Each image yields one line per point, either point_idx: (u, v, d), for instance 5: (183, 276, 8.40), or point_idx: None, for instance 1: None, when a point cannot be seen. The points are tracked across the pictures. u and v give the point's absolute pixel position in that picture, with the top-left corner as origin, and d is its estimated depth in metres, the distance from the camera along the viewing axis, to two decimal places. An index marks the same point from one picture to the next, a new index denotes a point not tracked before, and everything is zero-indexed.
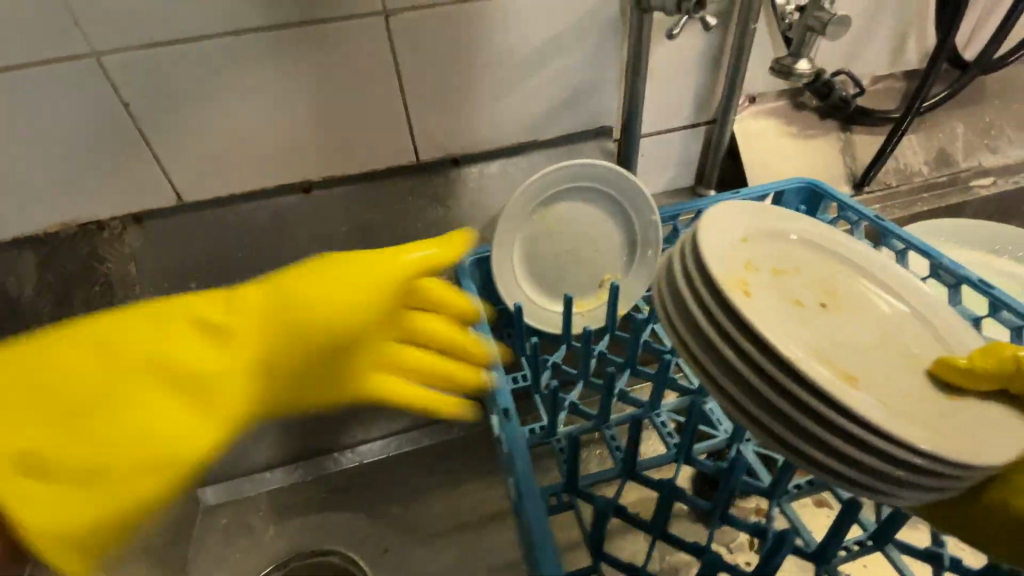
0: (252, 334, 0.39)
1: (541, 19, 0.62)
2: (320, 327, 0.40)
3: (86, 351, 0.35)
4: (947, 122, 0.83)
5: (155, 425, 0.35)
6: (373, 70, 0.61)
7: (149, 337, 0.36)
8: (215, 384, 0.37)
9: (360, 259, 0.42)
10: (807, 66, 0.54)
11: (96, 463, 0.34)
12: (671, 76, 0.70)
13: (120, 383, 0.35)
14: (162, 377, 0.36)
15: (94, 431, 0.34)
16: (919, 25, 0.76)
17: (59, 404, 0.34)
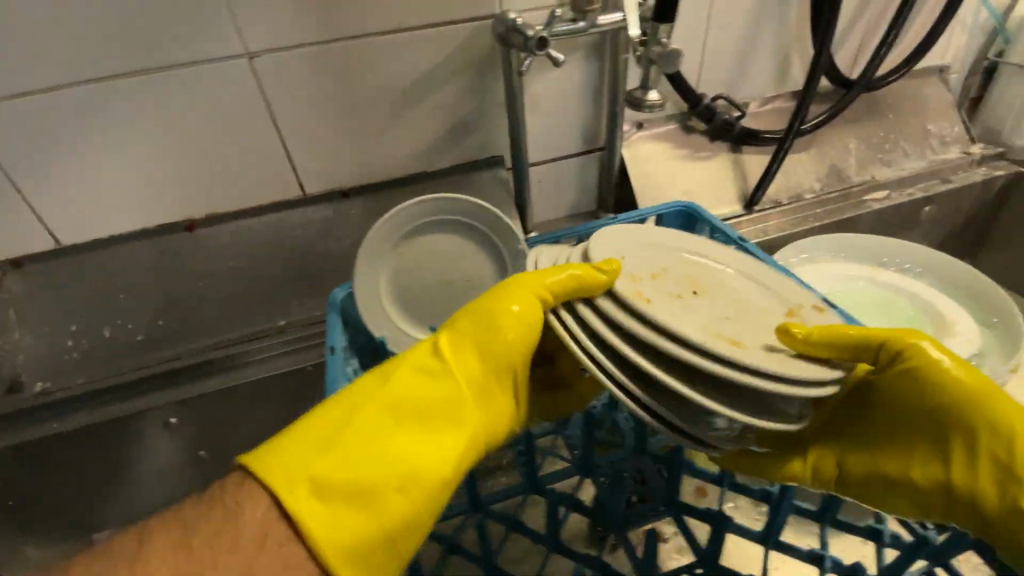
0: (460, 382, 0.41)
1: (411, 55, 0.63)
2: (493, 368, 0.43)
3: (355, 402, 0.39)
4: (837, 139, 0.86)
5: (410, 446, 0.39)
6: (244, 110, 0.62)
7: (392, 380, 0.40)
8: (443, 406, 0.41)
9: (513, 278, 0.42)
10: (656, 98, 0.56)
11: (365, 487, 0.37)
12: (556, 105, 0.72)
13: (380, 429, 0.39)
14: (402, 414, 0.40)
15: (359, 453, 0.37)
16: (800, 47, 0.78)
17: (336, 440, 0.37)
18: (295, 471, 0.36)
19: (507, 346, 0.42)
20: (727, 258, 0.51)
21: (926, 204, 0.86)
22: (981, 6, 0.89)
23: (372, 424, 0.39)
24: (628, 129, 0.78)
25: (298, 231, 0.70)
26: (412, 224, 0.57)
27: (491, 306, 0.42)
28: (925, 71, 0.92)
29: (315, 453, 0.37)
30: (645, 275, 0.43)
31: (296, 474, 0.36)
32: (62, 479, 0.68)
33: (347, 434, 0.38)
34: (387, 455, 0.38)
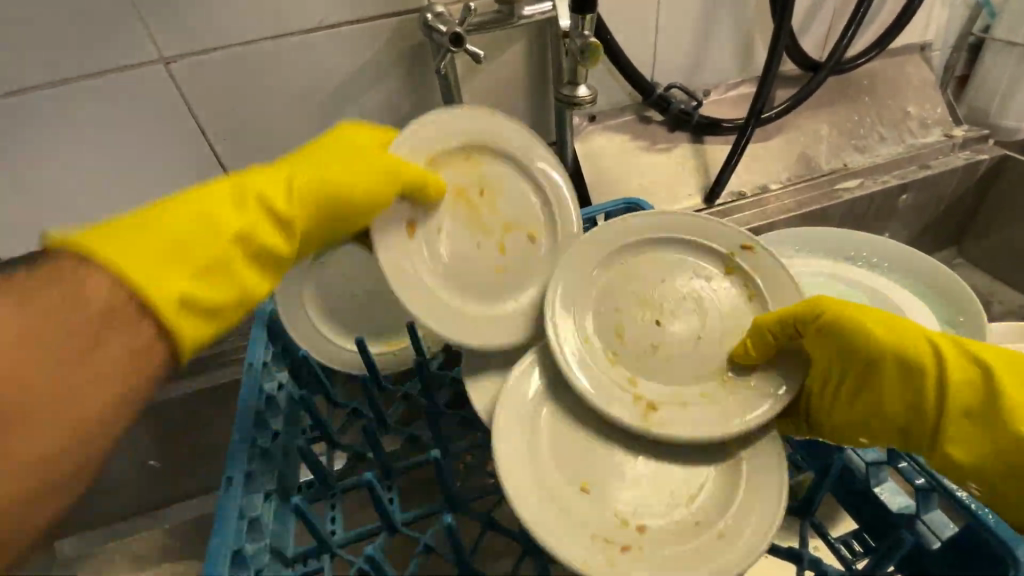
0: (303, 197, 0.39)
1: (336, 55, 0.61)
2: (346, 181, 0.40)
3: (180, 217, 0.35)
4: (807, 126, 0.81)
5: (231, 226, 0.36)
6: (165, 116, 0.60)
7: (229, 204, 0.37)
8: (290, 226, 0.38)
9: (360, 139, 0.44)
10: (587, 93, 0.56)
11: (207, 229, 0.35)
12: (500, 96, 0.68)
13: (208, 220, 0.35)
14: (248, 202, 0.38)
15: (206, 243, 0.35)
16: (760, 29, 0.74)
17: (173, 243, 0.33)
18: (143, 256, 0.32)
19: (365, 178, 0.41)
20: (670, 229, 0.52)
21: (902, 191, 0.82)
22: None
23: (215, 223, 0.35)
24: (579, 123, 0.74)
25: None
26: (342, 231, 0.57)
27: (347, 139, 0.43)
28: (903, 50, 0.87)
29: (160, 233, 0.33)
30: (613, 349, 0.48)
31: (127, 248, 0.32)
32: None
33: (185, 218, 0.35)
34: (223, 235, 0.35)
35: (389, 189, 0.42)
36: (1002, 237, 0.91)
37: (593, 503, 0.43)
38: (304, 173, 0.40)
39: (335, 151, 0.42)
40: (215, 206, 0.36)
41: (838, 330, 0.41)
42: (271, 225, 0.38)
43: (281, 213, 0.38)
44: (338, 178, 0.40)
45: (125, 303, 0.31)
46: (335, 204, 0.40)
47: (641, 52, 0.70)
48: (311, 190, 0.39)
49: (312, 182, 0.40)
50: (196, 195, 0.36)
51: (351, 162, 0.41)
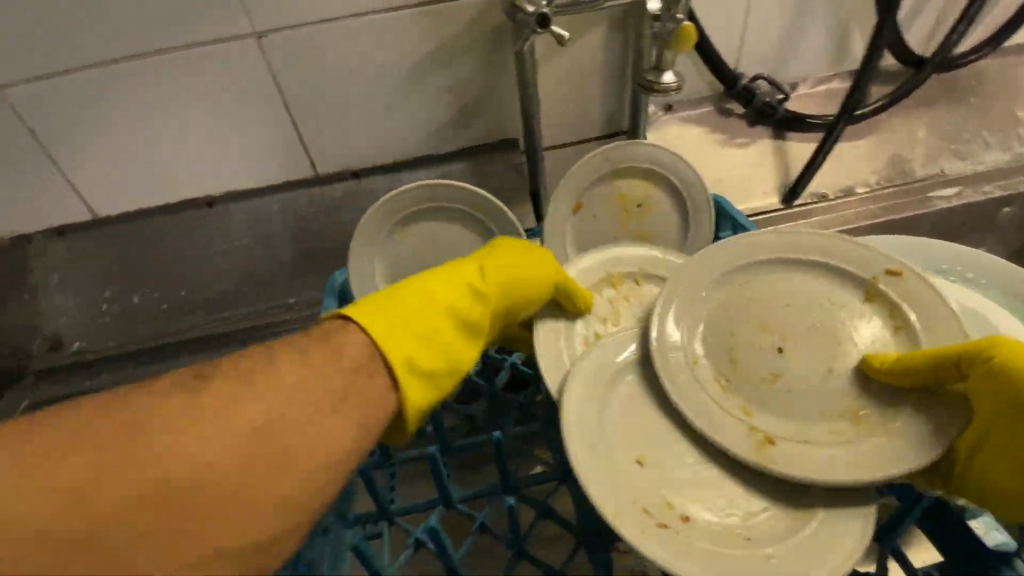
0: (488, 287, 0.49)
1: (418, 33, 0.61)
2: (521, 280, 0.50)
3: (409, 299, 0.45)
4: (902, 126, 0.76)
5: (454, 309, 0.46)
6: (254, 89, 0.62)
7: (440, 292, 0.47)
8: (485, 305, 0.48)
9: (521, 250, 0.52)
10: (672, 79, 0.53)
11: (428, 327, 0.44)
12: (576, 82, 0.67)
13: (429, 308, 0.45)
14: (449, 283, 0.48)
15: (430, 333, 0.44)
16: (861, 21, 0.69)
17: (407, 324, 0.43)
18: (388, 330, 0.42)
19: (529, 280, 0.50)
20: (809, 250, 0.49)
21: (1006, 203, 0.75)
22: None
23: (429, 306, 0.45)
24: (654, 112, 0.72)
25: (309, 209, 0.71)
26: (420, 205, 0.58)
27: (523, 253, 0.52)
28: (1017, 48, 0.80)
29: (391, 310, 0.43)
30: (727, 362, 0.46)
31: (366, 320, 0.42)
32: None
33: (413, 296, 0.45)
34: (440, 320, 0.45)
35: (536, 293, 0.51)
36: None
37: (644, 477, 0.43)
38: (490, 262, 0.50)
39: (523, 257, 0.51)
40: (432, 288, 0.47)
41: (1006, 375, 0.37)
42: (468, 299, 0.48)
43: (472, 281, 0.48)
44: (511, 278, 0.49)
45: (370, 361, 0.40)
46: (511, 276, 0.49)
47: (726, 41, 0.67)
48: (489, 275, 0.49)
49: (490, 273, 0.49)
50: (415, 282, 0.47)
51: (521, 261, 0.51)
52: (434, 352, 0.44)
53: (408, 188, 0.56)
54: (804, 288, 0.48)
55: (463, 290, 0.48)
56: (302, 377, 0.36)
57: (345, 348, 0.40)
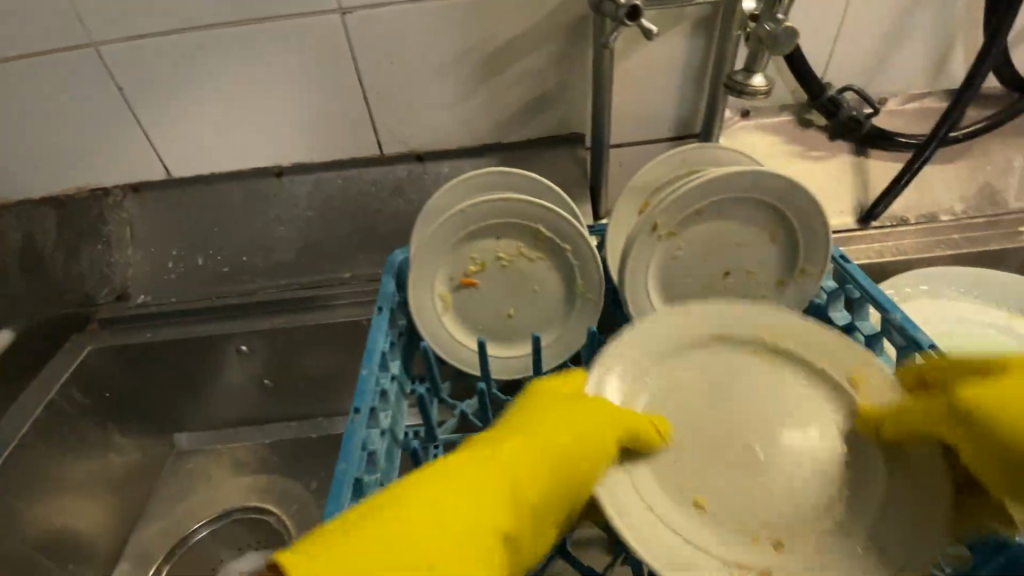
0: (483, 467, 0.35)
1: (499, 20, 0.61)
2: (553, 438, 0.37)
3: (377, 532, 0.30)
4: (998, 153, 0.71)
5: (434, 529, 0.31)
6: (333, 65, 0.64)
7: (427, 512, 0.32)
8: (464, 505, 0.33)
9: (570, 412, 0.39)
10: (763, 83, 0.51)
11: (390, 568, 0.29)
12: (652, 81, 0.65)
13: (396, 539, 0.30)
14: (456, 489, 0.34)
15: (404, 557, 0.29)
16: (963, 40, 0.65)
17: (393, 559, 0.29)
18: None
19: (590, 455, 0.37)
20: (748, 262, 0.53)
21: None
22: None
23: (412, 520, 0.31)
24: (730, 116, 0.70)
25: (372, 188, 0.72)
26: (475, 222, 0.52)
27: (545, 408, 0.40)
28: None
29: (358, 555, 0.29)
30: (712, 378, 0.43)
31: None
32: (150, 376, 0.74)
33: (394, 537, 0.30)
34: (423, 551, 0.30)
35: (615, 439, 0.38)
36: None
37: (709, 527, 0.37)
38: (539, 450, 0.37)
39: (567, 415, 0.39)
40: (428, 513, 0.32)
41: None
42: (490, 497, 0.34)
43: (515, 481, 0.35)
44: (571, 470, 0.37)
45: None
46: (575, 458, 0.37)
47: (816, 49, 0.64)
48: (540, 452, 0.37)
49: (524, 439, 0.37)
50: (419, 485, 0.34)
51: (581, 425, 0.38)
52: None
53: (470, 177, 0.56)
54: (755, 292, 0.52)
55: (447, 497, 0.33)
56: None
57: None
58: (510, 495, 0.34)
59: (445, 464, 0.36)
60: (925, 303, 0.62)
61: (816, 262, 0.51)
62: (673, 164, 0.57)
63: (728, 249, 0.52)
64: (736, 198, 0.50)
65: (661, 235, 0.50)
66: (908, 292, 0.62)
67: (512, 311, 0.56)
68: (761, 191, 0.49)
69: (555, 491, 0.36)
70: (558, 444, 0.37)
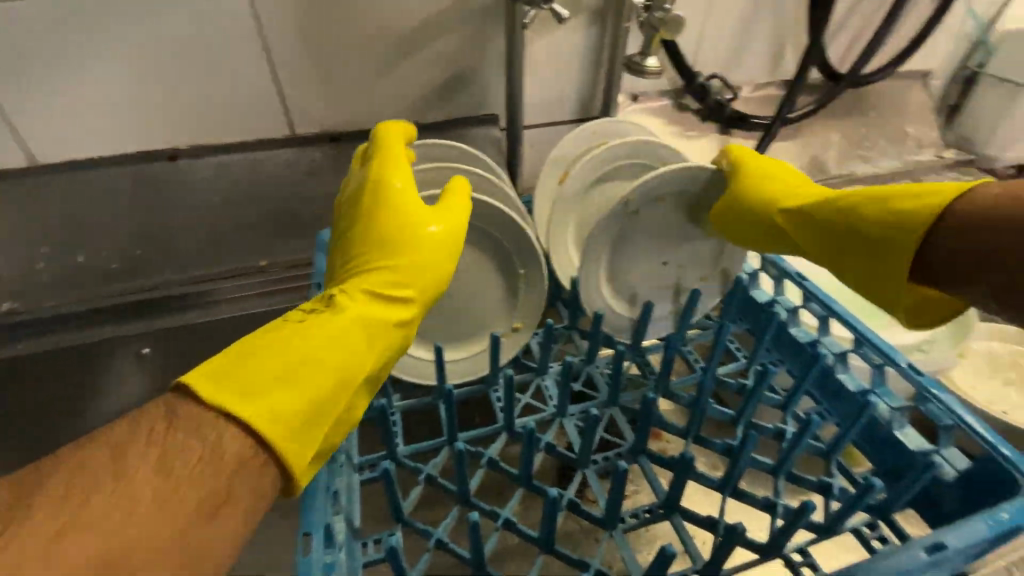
0: (356, 311, 0.40)
1: (410, 1, 0.63)
2: (420, 265, 0.44)
3: (257, 356, 0.34)
4: (823, 132, 0.88)
5: (328, 350, 0.37)
6: (233, 38, 0.60)
7: (307, 338, 0.36)
8: (368, 332, 0.39)
9: (426, 239, 0.44)
10: (655, 64, 0.59)
11: (299, 375, 0.34)
12: (556, 65, 0.71)
13: (286, 354, 0.35)
14: (328, 326, 0.38)
15: (285, 372, 0.34)
16: (792, 38, 0.81)
17: (265, 377, 0.33)
18: (255, 398, 0.32)
19: (444, 255, 0.45)
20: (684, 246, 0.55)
21: None
22: (966, 17, 0.91)
23: (280, 343, 0.36)
24: (623, 100, 0.79)
25: (284, 170, 0.69)
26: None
27: (412, 217, 0.44)
28: (910, 73, 0.94)
29: (256, 378, 0.33)
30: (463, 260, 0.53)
31: (253, 403, 0.31)
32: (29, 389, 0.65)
33: (298, 351, 0.35)
34: (298, 366, 0.35)
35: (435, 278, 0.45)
36: None
37: None
38: (414, 250, 0.44)
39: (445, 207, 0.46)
40: (310, 338, 0.36)
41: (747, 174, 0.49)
42: (387, 326, 0.41)
43: (394, 322, 0.41)
44: (424, 277, 0.44)
45: (251, 457, 0.30)
46: (422, 287, 0.44)
47: (686, 41, 0.76)
48: (390, 275, 0.43)
49: (381, 268, 0.43)
50: (296, 329, 0.37)
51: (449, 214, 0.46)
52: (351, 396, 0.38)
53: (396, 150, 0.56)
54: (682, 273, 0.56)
55: (357, 363, 0.38)
56: (238, 441, 0.30)
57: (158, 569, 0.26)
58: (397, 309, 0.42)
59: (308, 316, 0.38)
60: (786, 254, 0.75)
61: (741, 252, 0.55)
62: (581, 139, 0.62)
63: (666, 238, 0.53)
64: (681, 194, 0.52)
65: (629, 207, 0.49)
66: None
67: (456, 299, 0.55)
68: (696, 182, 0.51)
69: (381, 297, 0.42)
70: (402, 274, 0.43)
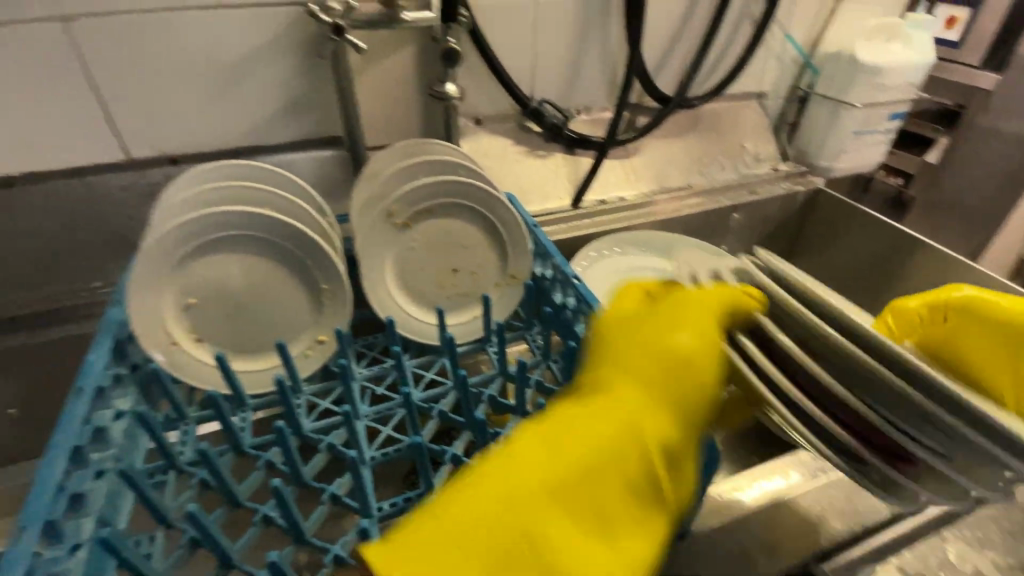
0: (630, 414, 0.38)
1: (234, 35, 0.67)
2: (667, 373, 0.39)
3: (476, 532, 0.32)
4: (664, 149, 0.96)
5: (535, 527, 0.32)
6: (60, 69, 0.63)
7: (531, 466, 0.34)
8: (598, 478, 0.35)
9: (635, 348, 0.41)
10: (455, 91, 0.66)
11: None
12: (392, 93, 0.76)
13: (525, 509, 0.32)
14: (574, 471, 0.34)
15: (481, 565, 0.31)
16: (621, 65, 0.89)
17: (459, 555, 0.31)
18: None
19: (699, 372, 0.40)
20: (474, 259, 0.60)
21: (734, 211, 0.98)
22: (785, 41, 1.02)
23: (504, 488, 0.33)
24: (466, 123, 0.85)
25: (125, 196, 0.71)
26: (217, 229, 0.50)
27: (654, 340, 0.41)
28: (744, 95, 1.04)
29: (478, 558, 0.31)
30: (258, 279, 0.53)
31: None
32: None
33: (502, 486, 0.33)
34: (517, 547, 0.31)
35: (704, 377, 0.40)
36: (817, 259, 1.10)
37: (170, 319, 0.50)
38: (634, 374, 0.40)
39: (677, 310, 0.42)
40: (529, 471, 0.34)
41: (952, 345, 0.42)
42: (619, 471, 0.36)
43: (643, 436, 0.37)
44: (683, 390, 0.39)
45: None
46: (692, 391, 0.39)
47: (520, 69, 0.83)
48: (653, 382, 0.39)
49: (635, 382, 0.39)
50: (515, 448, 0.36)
51: (690, 311, 0.41)
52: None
53: (205, 169, 0.60)
54: (472, 284, 0.61)
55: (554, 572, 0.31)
56: None
57: None
58: (639, 427, 0.37)
59: (513, 445, 0.36)
60: (617, 259, 0.84)
61: (523, 270, 0.60)
62: (392, 156, 0.64)
63: (451, 250, 0.60)
64: (454, 207, 0.59)
65: (397, 224, 0.57)
66: (607, 253, 0.85)
67: (254, 321, 0.54)
68: (466, 198, 0.58)
69: (621, 422, 0.37)
70: (662, 367, 0.40)
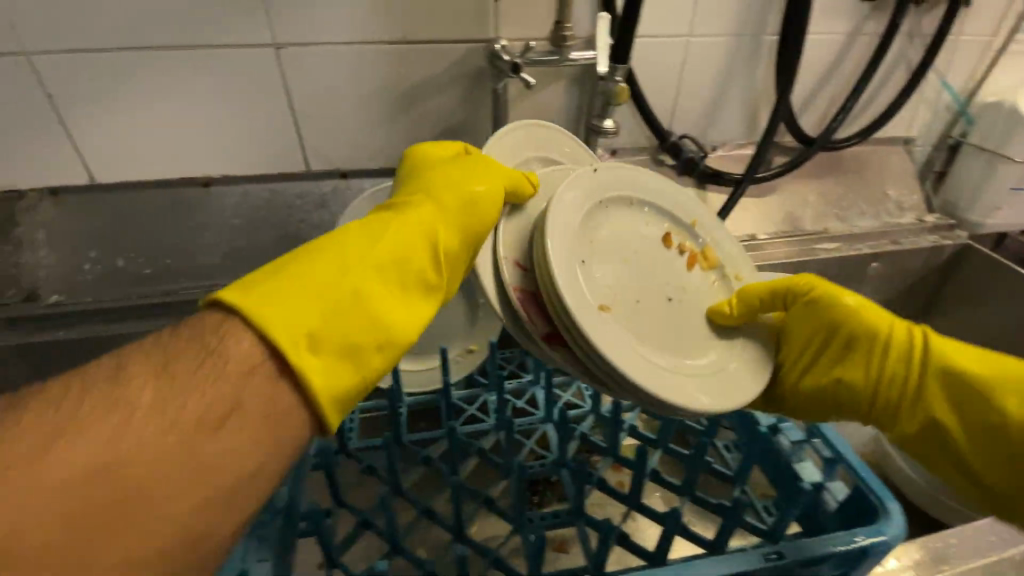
0: (394, 228, 0.43)
1: (412, 65, 0.74)
2: (478, 227, 0.46)
3: (306, 293, 0.36)
4: (799, 190, 0.93)
5: (368, 295, 0.38)
6: (266, 90, 0.72)
7: (356, 253, 0.39)
8: (396, 271, 0.41)
9: (442, 181, 0.48)
10: (612, 126, 0.68)
11: (355, 341, 0.36)
12: (539, 124, 0.80)
13: (324, 279, 0.37)
14: (371, 267, 0.39)
15: (334, 305, 0.36)
16: (765, 105, 0.88)
17: (326, 299, 0.36)
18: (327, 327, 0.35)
19: (490, 219, 0.47)
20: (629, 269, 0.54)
21: (872, 260, 0.93)
22: (942, 88, 0.96)
23: (331, 263, 0.38)
24: (602, 154, 0.87)
25: (299, 201, 0.80)
26: None
27: (457, 184, 0.47)
28: (889, 140, 0.99)
29: (316, 307, 0.35)
30: None
31: (279, 311, 0.33)
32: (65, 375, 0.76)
33: (367, 272, 0.39)
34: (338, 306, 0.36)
35: (486, 222, 0.47)
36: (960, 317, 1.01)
37: None
38: (445, 216, 0.45)
39: (462, 174, 0.49)
40: (352, 255, 0.39)
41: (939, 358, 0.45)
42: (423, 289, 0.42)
43: (438, 243, 0.43)
44: (468, 223, 0.46)
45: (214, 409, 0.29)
46: (461, 232, 0.46)
47: (663, 105, 0.84)
48: (451, 219, 0.45)
49: (453, 211, 0.46)
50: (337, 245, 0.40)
51: (484, 175, 0.49)
52: (376, 354, 0.38)
53: None
54: None
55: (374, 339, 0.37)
56: (256, 348, 0.32)
57: (229, 347, 0.31)
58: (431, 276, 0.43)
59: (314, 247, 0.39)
60: None
61: None
62: None
63: None
64: None
65: None
66: None
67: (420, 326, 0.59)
68: None
69: (424, 246, 0.43)
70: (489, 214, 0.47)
